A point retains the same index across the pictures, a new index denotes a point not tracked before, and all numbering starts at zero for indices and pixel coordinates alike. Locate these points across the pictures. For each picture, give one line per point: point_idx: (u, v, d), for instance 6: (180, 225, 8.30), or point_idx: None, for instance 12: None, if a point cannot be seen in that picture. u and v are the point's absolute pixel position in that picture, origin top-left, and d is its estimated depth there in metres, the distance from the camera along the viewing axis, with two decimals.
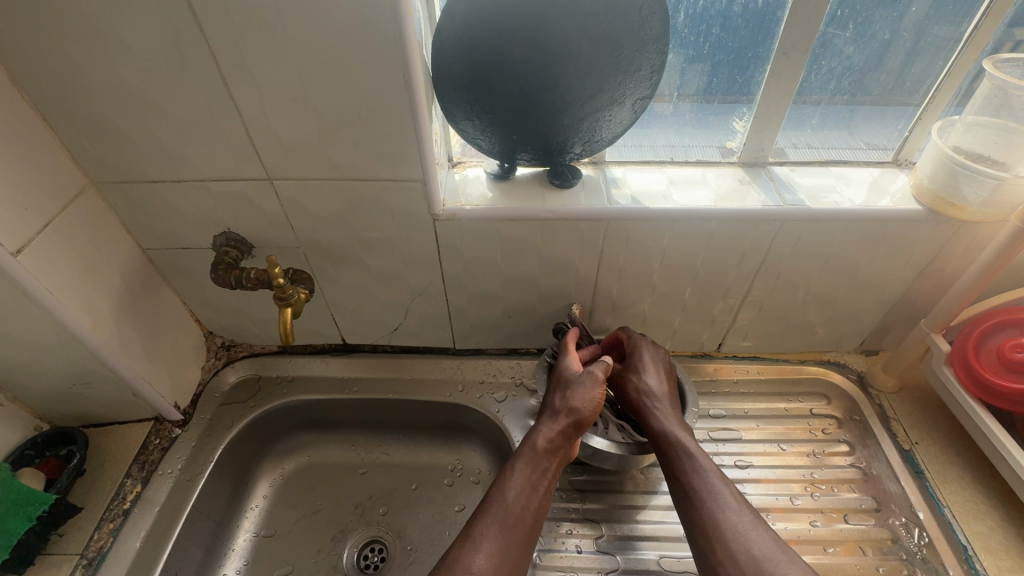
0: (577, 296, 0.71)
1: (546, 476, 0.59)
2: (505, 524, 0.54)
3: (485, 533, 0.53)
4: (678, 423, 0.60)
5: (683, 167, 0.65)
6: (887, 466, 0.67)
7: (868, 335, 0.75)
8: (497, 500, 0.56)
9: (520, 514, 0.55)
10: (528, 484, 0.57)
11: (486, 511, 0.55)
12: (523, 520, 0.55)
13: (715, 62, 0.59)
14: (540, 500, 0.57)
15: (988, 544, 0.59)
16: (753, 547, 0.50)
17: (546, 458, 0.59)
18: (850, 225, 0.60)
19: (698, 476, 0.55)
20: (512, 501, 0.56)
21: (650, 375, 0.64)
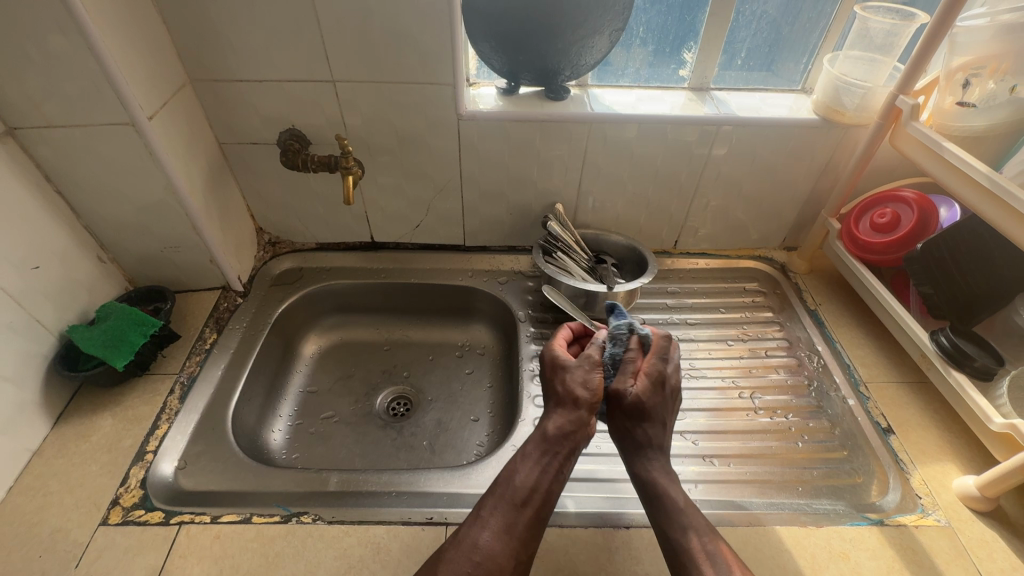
0: (566, 194, 0.91)
1: (556, 462, 0.59)
2: (513, 503, 0.56)
3: (493, 512, 0.56)
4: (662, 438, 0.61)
5: (646, 90, 0.86)
6: (799, 320, 0.89)
7: (787, 233, 0.98)
8: (505, 482, 0.58)
9: (527, 496, 0.57)
10: (536, 469, 0.59)
11: (494, 493, 0.58)
12: (532, 501, 0.57)
13: (669, 5, 0.79)
14: (551, 483, 0.58)
15: (864, 362, 0.81)
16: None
17: (554, 444, 0.60)
18: (770, 131, 0.81)
19: (685, 526, 0.56)
20: (520, 483, 0.57)
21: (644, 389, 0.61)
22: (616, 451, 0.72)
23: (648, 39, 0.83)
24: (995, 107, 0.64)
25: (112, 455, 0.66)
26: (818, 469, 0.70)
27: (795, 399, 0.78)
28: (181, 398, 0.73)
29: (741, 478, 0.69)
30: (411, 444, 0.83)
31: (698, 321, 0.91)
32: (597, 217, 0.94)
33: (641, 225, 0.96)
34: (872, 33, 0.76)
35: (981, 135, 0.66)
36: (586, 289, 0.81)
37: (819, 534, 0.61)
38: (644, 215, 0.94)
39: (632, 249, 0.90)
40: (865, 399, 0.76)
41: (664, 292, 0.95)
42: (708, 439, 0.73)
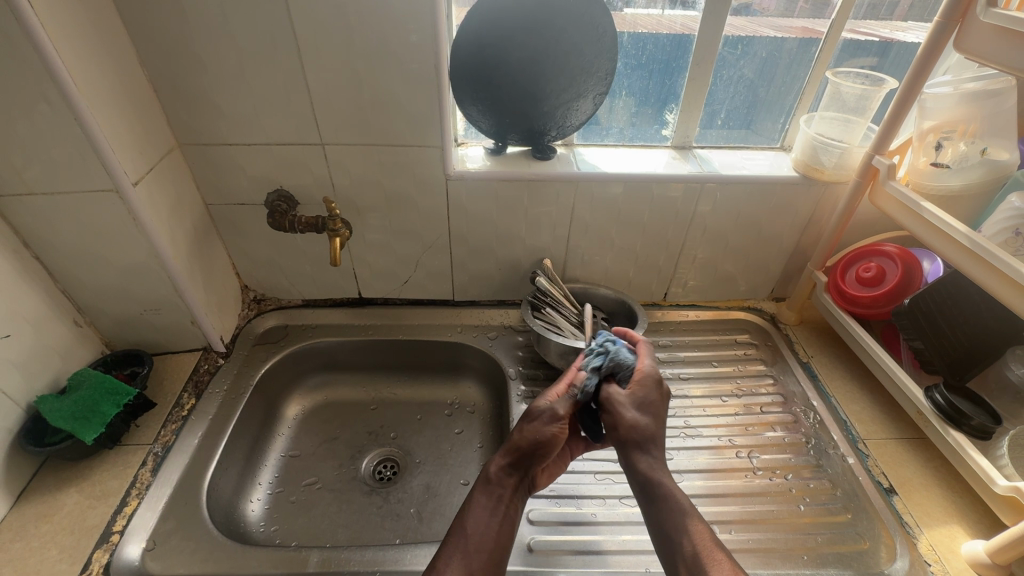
0: (555, 249, 0.91)
1: (506, 503, 0.61)
2: (467, 551, 0.56)
3: (448, 562, 0.55)
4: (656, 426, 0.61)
5: (631, 148, 0.88)
6: (792, 374, 0.88)
7: (775, 284, 0.98)
8: (459, 530, 0.58)
9: (480, 542, 0.57)
10: (483, 508, 0.60)
11: (449, 545, 0.57)
12: (485, 546, 0.57)
13: (650, 70, 0.82)
14: (510, 526, 0.60)
15: (861, 417, 0.80)
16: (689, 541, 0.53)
17: (495, 484, 0.61)
18: (753, 188, 0.83)
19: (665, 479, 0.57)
20: (473, 531, 0.57)
21: (650, 416, 0.61)
22: (613, 518, 0.69)
23: (631, 101, 0.86)
24: (968, 168, 0.66)
25: (75, 537, 0.62)
26: (822, 535, 0.67)
27: (794, 457, 0.76)
28: (154, 470, 0.69)
29: (744, 546, 0.66)
30: (398, 512, 0.79)
31: (691, 375, 0.89)
32: (585, 271, 0.94)
33: (630, 278, 0.96)
34: (845, 97, 0.80)
35: (955, 194, 0.67)
36: (575, 347, 0.80)
37: None
38: (633, 268, 0.94)
39: (621, 302, 0.90)
40: (864, 456, 0.75)
41: (656, 345, 0.94)
42: (708, 503, 0.71)
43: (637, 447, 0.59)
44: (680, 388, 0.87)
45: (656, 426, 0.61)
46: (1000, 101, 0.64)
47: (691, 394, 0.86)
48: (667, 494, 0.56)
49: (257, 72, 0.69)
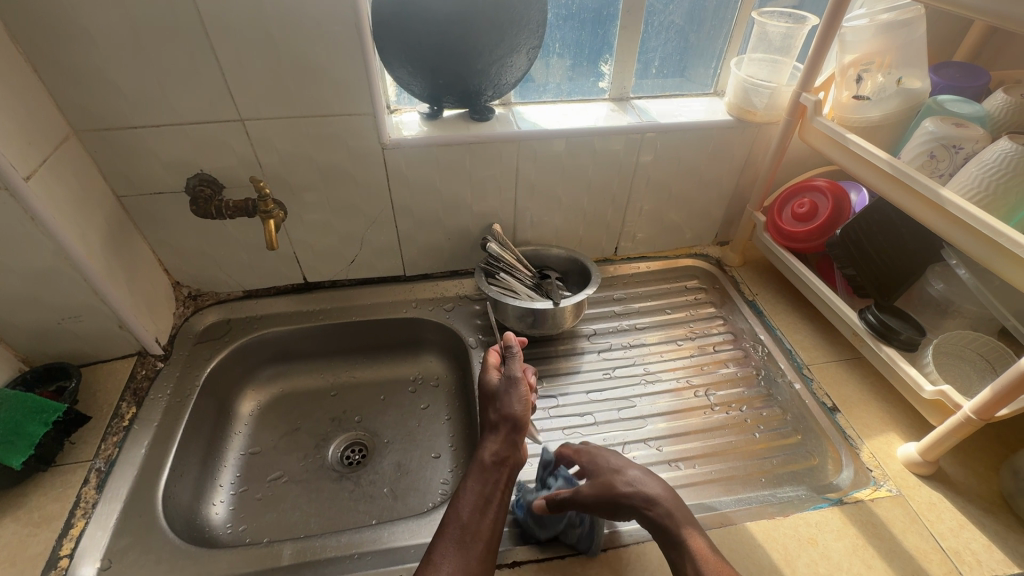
0: (502, 212, 0.89)
1: (498, 489, 0.60)
2: (462, 541, 0.55)
3: (444, 554, 0.54)
4: (664, 490, 0.59)
5: (570, 104, 0.86)
6: (739, 313, 0.92)
7: (718, 229, 1.01)
8: (453, 519, 0.57)
9: (476, 530, 0.56)
10: (477, 497, 0.59)
11: (445, 534, 0.56)
12: (481, 534, 0.56)
13: (581, 20, 0.79)
14: (499, 511, 0.59)
15: (803, 345, 0.85)
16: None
17: (487, 474, 0.61)
18: (691, 134, 0.84)
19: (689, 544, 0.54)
20: (467, 521, 0.56)
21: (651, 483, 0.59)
22: None
23: (566, 53, 0.83)
24: (886, 99, 0.69)
25: (17, 568, 0.57)
26: (777, 458, 0.71)
27: (746, 390, 0.80)
28: (99, 487, 0.65)
29: (707, 477, 0.69)
30: (371, 494, 0.78)
31: (646, 325, 0.91)
32: (535, 233, 0.94)
33: (580, 235, 0.96)
34: (771, 37, 0.80)
35: (877, 125, 0.70)
36: (533, 308, 0.81)
37: (787, 523, 0.63)
38: (582, 224, 0.94)
39: (573, 259, 0.90)
40: (809, 381, 0.80)
41: (611, 299, 0.96)
42: (671, 442, 0.74)
43: (667, 523, 0.55)
44: (637, 338, 0.89)
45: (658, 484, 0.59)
46: (911, 31, 0.67)
47: (647, 342, 0.89)
48: (680, 543, 0.54)
49: (154, 43, 0.62)
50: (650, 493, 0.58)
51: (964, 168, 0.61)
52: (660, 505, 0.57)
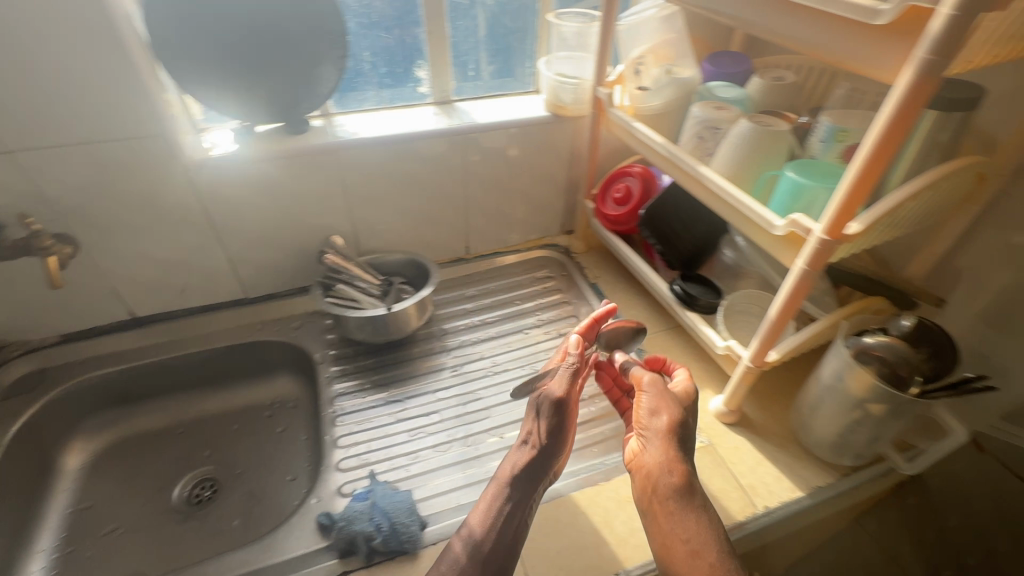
0: (338, 224, 0.88)
1: (517, 497, 0.59)
2: (480, 557, 0.55)
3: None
4: (668, 471, 0.55)
5: (392, 110, 0.87)
6: (583, 296, 0.97)
7: (563, 219, 1.06)
8: (466, 535, 0.58)
9: (496, 546, 0.56)
10: (494, 516, 0.58)
11: (445, 559, 0.56)
12: (499, 551, 0.56)
13: (386, 28, 0.80)
14: (517, 523, 0.58)
15: (637, 319, 0.91)
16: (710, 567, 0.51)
17: (529, 480, 0.60)
18: (510, 132, 0.88)
19: (682, 517, 0.54)
20: (481, 537, 0.57)
21: (652, 445, 0.56)
22: (426, 467, 0.71)
23: (378, 60, 0.83)
24: (662, 89, 0.75)
25: None
26: (609, 425, 0.76)
27: None
28: None
29: None
30: (218, 530, 0.75)
31: (497, 318, 0.94)
32: (379, 240, 0.93)
33: (426, 238, 0.97)
34: (567, 36, 0.84)
35: (659, 112, 0.76)
36: (370, 316, 0.80)
37: (609, 487, 0.67)
38: (425, 228, 0.95)
39: (412, 261, 0.91)
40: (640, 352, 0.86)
41: (464, 297, 0.98)
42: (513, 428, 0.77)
43: (678, 490, 0.55)
44: (488, 331, 0.92)
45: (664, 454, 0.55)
46: (674, 23, 0.75)
47: (497, 334, 0.92)
48: (670, 513, 0.54)
49: None
50: (664, 472, 0.55)
51: (722, 147, 0.66)
52: (670, 479, 0.55)
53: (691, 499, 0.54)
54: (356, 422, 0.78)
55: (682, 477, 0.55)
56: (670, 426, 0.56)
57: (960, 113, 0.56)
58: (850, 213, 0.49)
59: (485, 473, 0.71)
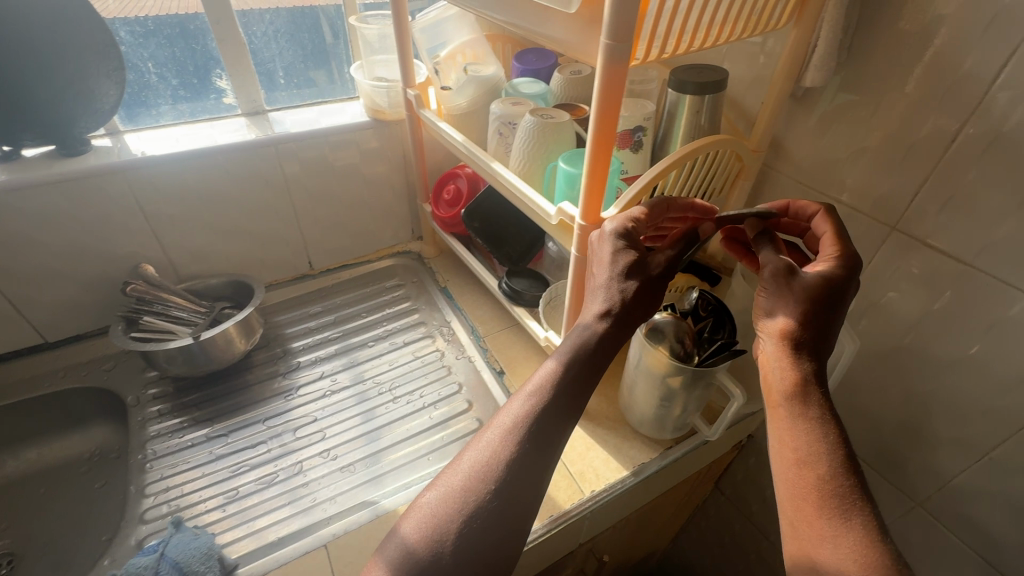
0: (145, 251, 0.81)
1: (524, 441, 0.49)
2: (467, 496, 0.47)
3: (437, 510, 0.47)
4: (792, 387, 0.44)
5: (193, 125, 0.81)
6: (432, 302, 0.96)
7: (411, 224, 1.04)
8: (457, 471, 0.49)
9: (480, 486, 0.47)
10: (491, 471, 0.48)
11: (432, 491, 0.49)
12: (492, 495, 0.47)
13: (167, 37, 0.75)
14: (523, 475, 0.48)
15: (484, 319, 0.91)
16: (845, 542, 0.38)
17: (551, 420, 0.50)
18: (328, 139, 0.85)
19: (803, 449, 0.43)
20: (467, 479, 0.48)
21: (803, 356, 0.45)
22: (244, 504, 0.67)
23: (166, 72, 0.78)
24: (463, 86, 0.74)
25: None
26: (444, 433, 0.75)
27: (430, 374, 0.84)
28: None
29: (378, 472, 0.71)
30: None
31: (341, 333, 0.91)
32: (200, 264, 0.87)
33: (259, 258, 0.92)
34: (371, 41, 0.83)
35: (467, 111, 0.76)
36: (169, 347, 0.73)
37: None
38: (254, 246, 0.90)
39: (236, 282, 0.85)
40: (484, 351, 0.85)
41: (307, 315, 0.94)
42: (347, 447, 0.74)
43: (798, 412, 0.44)
44: (331, 347, 0.89)
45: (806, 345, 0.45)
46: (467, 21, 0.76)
47: (339, 349, 0.88)
48: (795, 455, 0.43)
49: None
50: (806, 389, 0.44)
51: (516, 140, 0.66)
52: (802, 399, 0.44)
53: (813, 410, 0.43)
54: (170, 465, 0.71)
55: (817, 370, 0.45)
56: (812, 294, 0.45)
57: (711, 96, 0.59)
58: (598, 199, 0.50)
59: (312, 500, 0.67)
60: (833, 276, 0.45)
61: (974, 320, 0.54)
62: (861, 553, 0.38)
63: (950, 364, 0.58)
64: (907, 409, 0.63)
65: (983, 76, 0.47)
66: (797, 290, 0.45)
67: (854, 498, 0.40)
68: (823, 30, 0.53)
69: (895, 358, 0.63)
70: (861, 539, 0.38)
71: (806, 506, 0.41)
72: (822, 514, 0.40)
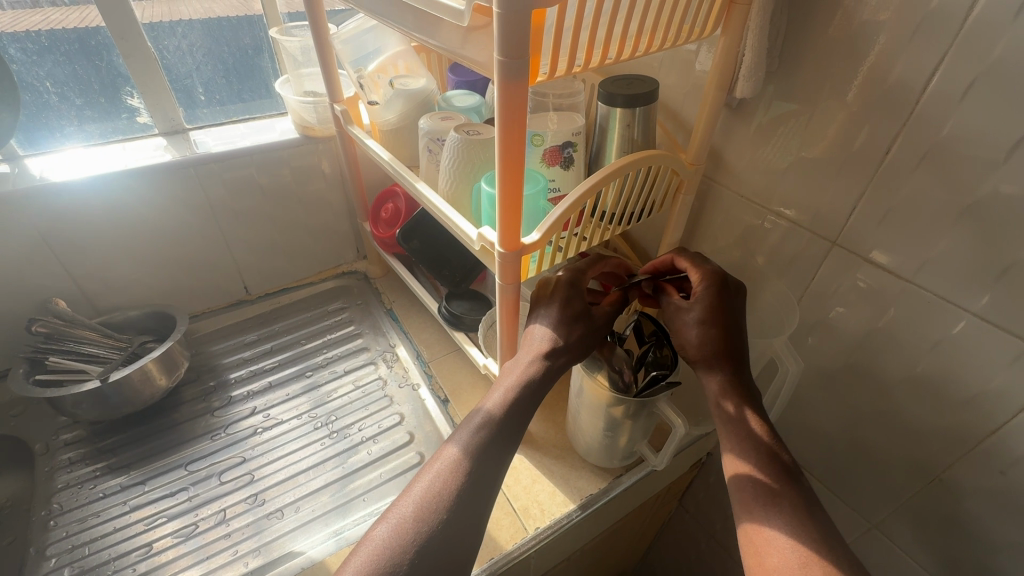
0: (53, 284, 0.75)
1: (474, 465, 0.47)
2: (418, 528, 0.44)
3: (383, 547, 0.43)
4: (717, 394, 0.50)
5: (105, 147, 0.76)
6: (377, 326, 0.91)
7: (355, 243, 0.99)
8: (407, 502, 0.46)
9: (431, 516, 0.44)
10: (442, 499, 0.45)
11: (377, 529, 0.44)
12: (442, 526, 0.44)
13: (66, 53, 0.69)
14: (474, 501, 0.46)
15: (429, 342, 0.86)
16: (779, 527, 0.43)
17: (499, 444, 0.49)
18: (254, 159, 0.79)
19: (736, 449, 0.48)
20: (416, 511, 0.45)
21: (715, 365, 0.51)
22: (158, 562, 0.61)
23: (69, 91, 0.72)
24: (391, 102, 0.70)
25: None
26: (383, 470, 0.71)
27: (371, 404, 0.79)
28: None
29: (308, 518, 0.66)
30: None
31: (278, 362, 0.85)
32: (119, 295, 0.81)
33: (187, 286, 0.86)
34: (294, 53, 0.77)
35: (397, 126, 0.72)
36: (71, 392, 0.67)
37: None
38: (180, 274, 0.84)
39: (158, 314, 0.80)
40: (429, 378, 0.81)
41: (242, 345, 0.88)
42: (277, 490, 0.69)
43: (727, 414, 0.50)
44: (265, 379, 0.83)
45: (716, 353, 0.51)
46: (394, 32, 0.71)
47: (275, 380, 0.83)
48: (731, 456, 0.48)
49: None
50: (725, 394, 0.50)
51: (444, 159, 0.62)
52: (726, 403, 0.50)
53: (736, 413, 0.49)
54: (77, 521, 0.65)
55: (732, 376, 0.50)
56: (702, 310, 0.51)
57: (641, 109, 0.56)
58: (517, 227, 0.46)
59: (234, 553, 0.62)
60: (710, 288, 0.51)
61: (918, 338, 0.52)
62: (796, 527, 0.43)
63: (898, 384, 0.55)
64: (858, 429, 0.61)
65: (913, 86, 0.45)
66: (686, 311, 0.51)
67: (784, 485, 0.46)
68: (751, 38, 0.50)
69: (843, 377, 0.60)
70: (793, 517, 0.43)
71: (744, 504, 0.46)
72: (757, 501, 0.45)
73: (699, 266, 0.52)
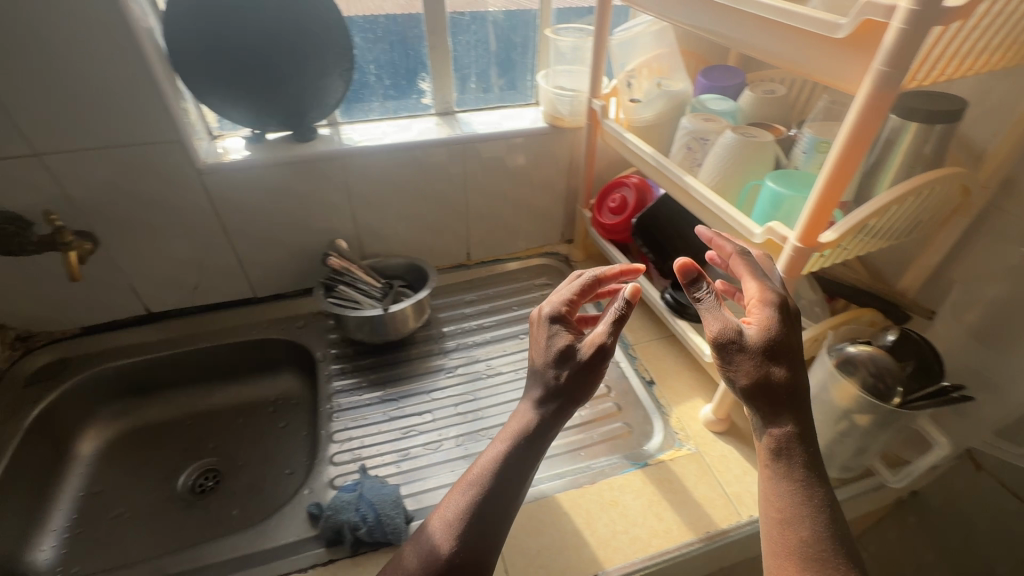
0: (342, 228, 0.93)
1: (542, 425, 0.53)
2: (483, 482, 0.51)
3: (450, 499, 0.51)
4: (775, 443, 0.46)
5: (396, 120, 0.91)
6: (579, 304, 0.99)
7: (563, 228, 1.08)
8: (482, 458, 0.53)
9: (499, 472, 0.51)
10: (498, 462, 0.51)
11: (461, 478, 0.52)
12: (498, 486, 0.51)
13: (390, 43, 0.86)
14: (517, 464, 0.52)
15: (632, 327, 0.92)
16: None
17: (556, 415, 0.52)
18: (509, 141, 0.91)
19: (789, 505, 0.44)
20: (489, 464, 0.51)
21: (774, 410, 0.45)
22: (415, 465, 0.74)
23: (382, 73, 0.88)
24: (653, 100, 0.77)
25: None
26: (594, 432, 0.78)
27: None
28: None
29: None
30: (218, 518, 0.78)
31: (495, 322, 0.97)
32: (381, 245, 0.97)
33: (428, 246, 1.01)
34: (563, 51, 0.88)
35: (652, 124, 0.78)
36: (366, 317, 0.83)
37: (593, 490, 0.69)
38: (427, 233, 0.99)
39: (411, 265, 0.94)
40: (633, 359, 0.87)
41: (464, 302, 1.01)
42: (503, 430, 0.79)
43: (780, 469, 0.45)
44: (485, 334, 0.95)
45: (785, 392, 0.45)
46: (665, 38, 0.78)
47: (493, 336, 0.94)
48: (770, 517, 0.44)
49: None
50: (782, 444, 0.45)
51: (709, 158, 0.68)
52: (782, 455, 0.45)
53: (789, 463, 0.45)
54: (350, 419, 0.81)
55: (799, 426, 0.45)
56: (765, 347, 0.45)
57: (945, 126, 0.56)
58: (825, 216, 0.49)
59: None
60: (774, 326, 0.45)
61: None
62: None
63: None
64: None
65: None
66: (745, 351, 0.45)
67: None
68: None
69: None
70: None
71: (791, 567, 0.42)
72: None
73: (765, 297, 0.47)
